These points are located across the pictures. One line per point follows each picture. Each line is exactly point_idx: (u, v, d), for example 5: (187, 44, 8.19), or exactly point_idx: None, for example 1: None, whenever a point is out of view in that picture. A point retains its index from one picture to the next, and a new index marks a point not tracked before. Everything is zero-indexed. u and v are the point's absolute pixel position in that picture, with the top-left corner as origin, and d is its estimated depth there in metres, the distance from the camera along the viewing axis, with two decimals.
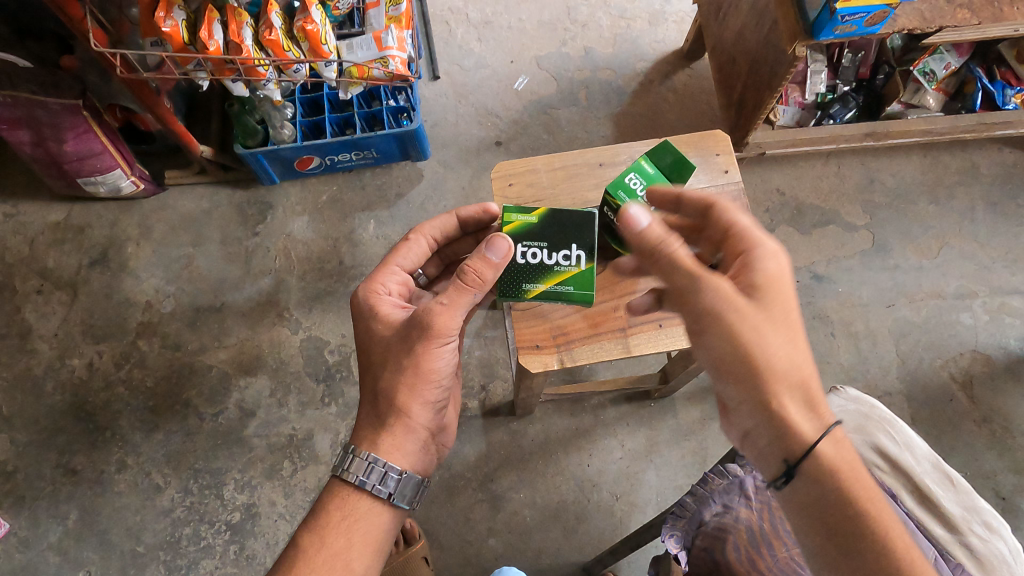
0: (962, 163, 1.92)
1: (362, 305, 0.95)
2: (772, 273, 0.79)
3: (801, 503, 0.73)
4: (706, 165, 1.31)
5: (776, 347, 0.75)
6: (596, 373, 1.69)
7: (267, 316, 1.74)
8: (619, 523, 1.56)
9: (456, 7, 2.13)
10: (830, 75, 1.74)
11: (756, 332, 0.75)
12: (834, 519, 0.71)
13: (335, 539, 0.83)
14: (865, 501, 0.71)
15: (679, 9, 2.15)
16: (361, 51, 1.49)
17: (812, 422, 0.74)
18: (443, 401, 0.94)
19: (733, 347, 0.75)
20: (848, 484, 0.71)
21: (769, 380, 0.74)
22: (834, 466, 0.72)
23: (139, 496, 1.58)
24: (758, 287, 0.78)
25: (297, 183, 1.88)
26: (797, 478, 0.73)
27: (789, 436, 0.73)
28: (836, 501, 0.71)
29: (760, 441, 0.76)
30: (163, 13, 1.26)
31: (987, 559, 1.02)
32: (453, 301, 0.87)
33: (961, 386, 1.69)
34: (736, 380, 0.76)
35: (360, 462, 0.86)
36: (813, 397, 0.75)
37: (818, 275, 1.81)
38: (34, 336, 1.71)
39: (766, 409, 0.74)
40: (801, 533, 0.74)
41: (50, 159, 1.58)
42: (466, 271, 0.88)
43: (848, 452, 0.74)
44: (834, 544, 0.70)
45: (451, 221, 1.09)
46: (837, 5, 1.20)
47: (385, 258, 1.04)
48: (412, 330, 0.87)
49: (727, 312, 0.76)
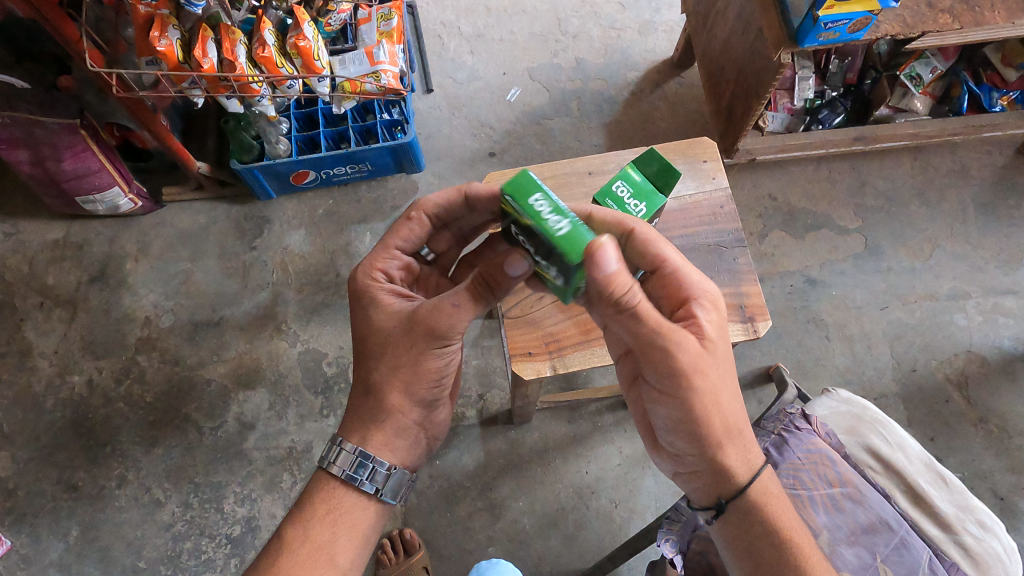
0: (952, 165, 1.94)
1: (361, 292, 0.94)
2: (720, 323, 0.84)
3: (731, 531, 0.85)
4: (694, 171, 1.32)
5: (727, 407, 0.82)
6: (592, 380, 1.70)
7: (264, 330, 1.75)
8: (618, 530, 1.56)
9: (449, 21, 2.15)
10: (818, 82, 1.77)
11: (718, 399, 0.81)
12: (760, 546, 0.83)
13: (319, 533, 0.85)
14: (788, 529, 0.84)
15: (668, 19, 2.17)
16: (353, 67, 1.54)
17: (745, 467, 0.84)
18: (438, 400, 0.95)
19: (691, 408, 0.80)
20: (769, 513, 0.84)
21: (714, 433, 0.82)
22: (760, 498, 0.84)
23: (140, 510, 1.59)
24: (713, 344, 0.82)
25: (293, 197, 1.90)
26: (727, 513, 0.85)
27: (723, 476, 0.84)
28: (762, 527, 0.83)
29: (697, 481, 0.86)
30: (158, 32, 1.27)
31: (981, 557, 1.03)
32: (466, 306, 0.85)
33: (956, 386, 1.70)
34: (693, 438, 0.83)
35: (346, 455, 0.87)
36: (747, 443, 0.85)
37: (811, 278, 1.82)
38: (34, 354, 1.72)
39: (707, 460, 0.84)
40: (727, 553, 0.87)
41: (48, 178, 1.60)
42: (484, 276, 0.85)
43: (772, 481, 0.87)
44: (754, 562, 0.84)
45: (459, 198, 0.98)
46: (820, 12, 1.22)
47: (383, 236, 1.00)
48: (419, 328, 0.86)
49: (700, 380, 0.79)
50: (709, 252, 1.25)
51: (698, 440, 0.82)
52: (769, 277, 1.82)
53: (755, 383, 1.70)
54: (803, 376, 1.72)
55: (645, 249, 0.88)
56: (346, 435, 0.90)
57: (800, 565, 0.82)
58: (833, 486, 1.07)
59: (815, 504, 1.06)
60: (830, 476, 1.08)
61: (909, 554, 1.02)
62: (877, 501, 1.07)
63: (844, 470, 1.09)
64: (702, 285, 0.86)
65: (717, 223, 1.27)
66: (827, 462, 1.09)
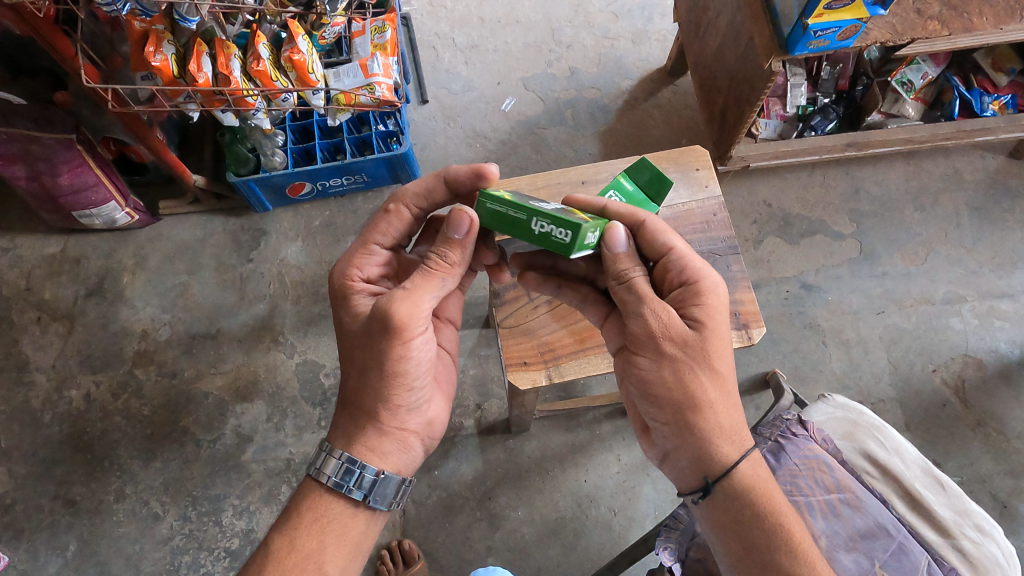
0: (945, 170, 1.95)
1: (337, 292, 0.96)
2: (714, 310, 0.86)
3: (717, 515, 0.85)
4: (686, 180, 1.33)
5: (708, 387, 0.83)
6: (590, 389, 1.70)
7: (262, 342, 1.75)
8: (618, 538, 1.56)
9: (443, 32, 2.17)
10: (810, 88, 1.78)
11: (697, 378, 0.83)
12: (744, 528, 0.83)
13: (305, 541, 0.85)
14: (778, 514, 0.84)
15: (661, 28, 2.19)
16: (348, 79, 1.54)
17: (731, 446, 0.85)
18: (421, 399, 0.94)
19: (664, 380, 0.84)
20: (758, 499, 0.84)
21: (695, 411, 0.83)
22: (749, 481, 0.84)
23: (137, 525, 1.58)
24: (699, 325, 0.85)
25: (289, 208, 1.90)
26: (713, 494, 0.85)
27: (707, 459, 0.84)
28: (749, 512, 0.83)
29: (681, 462, 0.87)
30: (152, 48, 1.28)
31: (979, 561, 1.04)
32: (415, 288, 0.87)
33: (954, 390, 1.70)
34: (665, 407, 0.85)
35: (334, 462, 0.87)
36: (734, 424, 0.85)
37: (808, 284, 1.82)
38: (31, 368, 1.72)
39: (691, 440, 0.84)
40: (717, 539, 0.86)
41: (45, 193, 1.60)
42: (430, 256, 0.88)
43: (762, 468, 0.86)
44: (741, 546, 0.83)
45: (437, 182, 1.00)
46: (810, 20, 1.23)
47: (362, 234, 1.01)
48: (377, 325, 0.86)
49: (669, 347, 0.84)
50: (704, 260, 1.25)
51: (677, 418, 0.84)
52: (765, 283, 1.83)
53: (752, 389, 1.70)
54: (799, 382, 1.72)
55: (655, 238, 0.93)
56: (343, 442, 0.91)
57: (790, 549, 0.82)
58: (831, 492, 1.08)
59: (812, 510, 1.06)
60: (827, 482, 1.09)
61: (908, 558, 1.02)
62: (875, 506, 1.07)
63: (841, 476, 1.09)
64: (708, 271, 0.90)
65: (710, 231, 1.28)
66: (823, 468, 1.10)
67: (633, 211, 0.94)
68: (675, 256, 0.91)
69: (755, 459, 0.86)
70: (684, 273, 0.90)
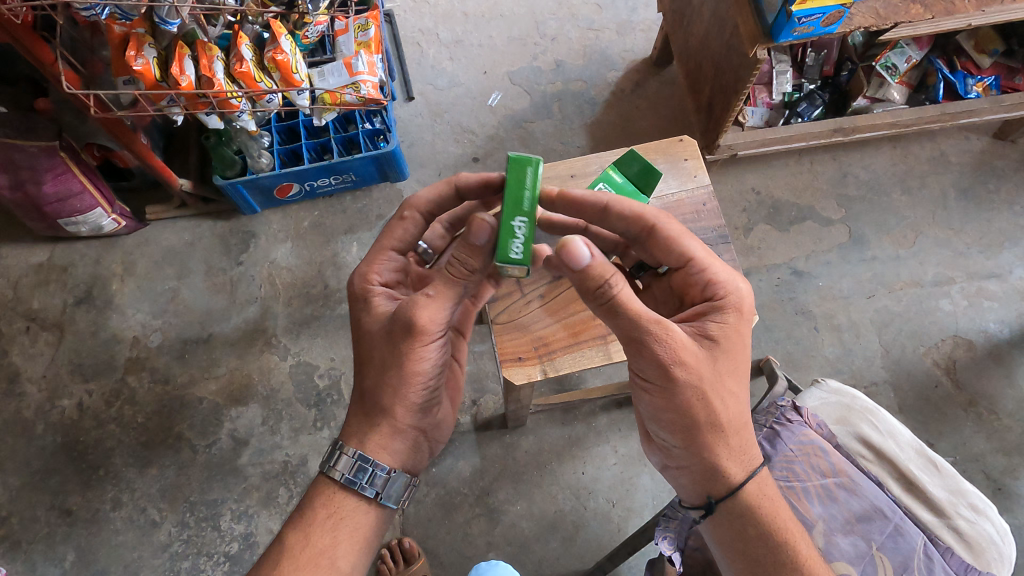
0: (931, 152, 1.96)
1: (357, 294, 0.95)
2: (729, 327, 0.84)
3: (723, 531, 0.87)
4: (675, 170, 1.33)
5: (719, 408, 0.83)
6: (584, 381, 1.71)
7: (254, 344, 1.75)
8: (617, 529, 1.57)
9: (427, 28, 2.15)
10: (796, 75, 1.78)
11: (708, 400, 0.82)
12: (751, 545, 0.86)
13: (320, 538, 0.85)
14: (785, 533, 0.86)
15: (645, 18, 2.18)
16: (332, 78, 1.53)
17: (740, 467, 0.86)
18: (433, 400, 0.93)
19: (678, 406, 0.82)
20: (763, 516, 0.86)
21: (705, 434, 0.83)
22: (754, 500, 0.86)
23: (135, 532, 1.58)
24: (712, 344, 0.83)
25: (278, 210, 1.89)
26: (717, 511, 0.87)
27: (714, 475, 0.85)
28: (755, 530, 0.85)
29: (684, 477, 0.89)
30: (134, 52, 1.26)
31: (974, 539, 1.05)
32: (438, 294, 0.84)
33: (945, 370, 1.72)
34: (677, 430, 0.84)
35: (346, 460, 0.87)
36: (743, 445, 0.86)
37: (798, 270, 1.83)
38: (22, 379, 1.70)
39: (699, 457, 0.85)
40: (722, 552, 0.89)
41: (29, 202, 1.58)
42: (450, 262, 0.83)
43: (769, 485, 0.88)
44: (746, 563, 0.86)
45: (445, 189, 1.01)
46: (793, 7, 1.23)
47: (377, 240, 1.01)
48: (397, 328, 0.85)
49: (682, 374, 0.80)
50: None
51: (687, 438, 0.84)
52: (756, 270, 1.83)
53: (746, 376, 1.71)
54: (792, 368, 1.73)
55: (669, 244, 0.92)
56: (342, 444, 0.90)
57: (795, 565, 0.84)
58: (827, 476, 1.08)
59: (809, 495, 1.07)
60: (823, 467, 1.09)
61: (905, 540, 1.03)
62: (871, 490, 1.08)
63: (836, 460, 1.10)
64: (726, 282, 0.88)
65: (700, 221, 1.28)
66: (819, 453, 1.11)
67: (643, 212, 0.92)
68: (695, 264, 0.91)
69: (762, 477, 0.87)
70: (708, 287, 0.89)
